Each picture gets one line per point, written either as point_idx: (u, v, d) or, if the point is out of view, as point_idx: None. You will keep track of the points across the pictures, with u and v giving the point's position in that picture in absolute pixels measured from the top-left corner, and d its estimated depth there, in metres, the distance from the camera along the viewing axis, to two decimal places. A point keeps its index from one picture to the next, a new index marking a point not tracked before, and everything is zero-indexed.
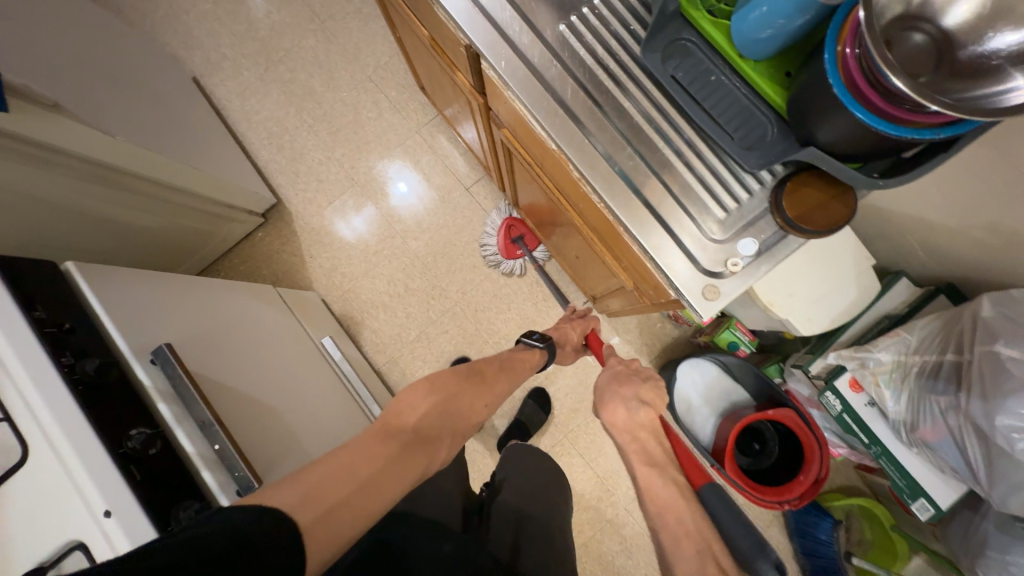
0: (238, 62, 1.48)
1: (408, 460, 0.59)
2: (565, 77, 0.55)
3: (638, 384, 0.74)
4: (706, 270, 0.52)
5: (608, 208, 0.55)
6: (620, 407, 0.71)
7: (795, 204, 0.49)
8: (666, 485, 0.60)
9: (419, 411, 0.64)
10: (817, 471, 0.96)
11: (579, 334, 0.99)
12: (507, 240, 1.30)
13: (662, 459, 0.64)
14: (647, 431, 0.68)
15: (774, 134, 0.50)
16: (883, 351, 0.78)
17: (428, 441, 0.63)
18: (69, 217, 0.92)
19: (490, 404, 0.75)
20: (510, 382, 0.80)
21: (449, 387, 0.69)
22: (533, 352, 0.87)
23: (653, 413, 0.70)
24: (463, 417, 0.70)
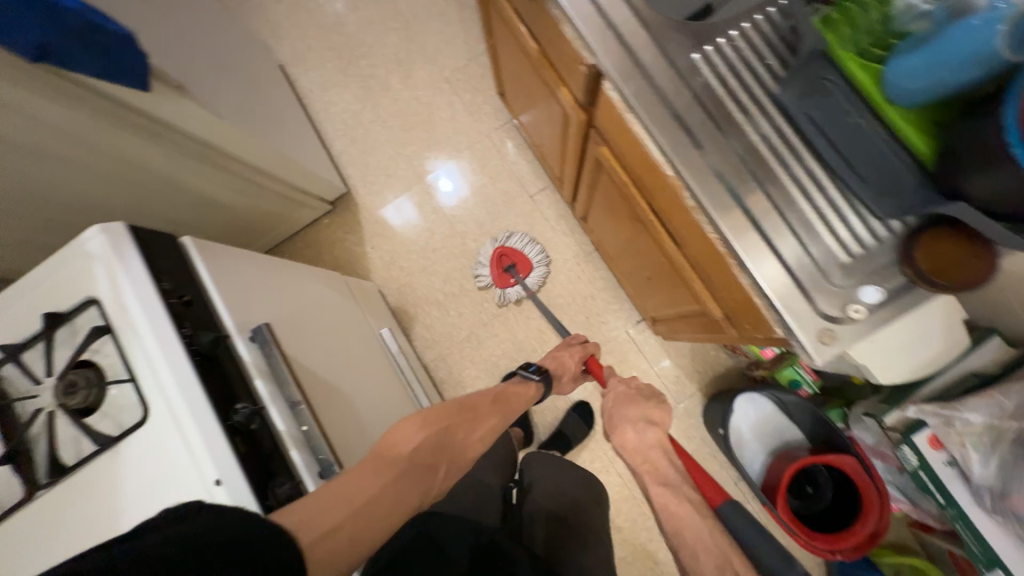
0: (322, 54, 1.54)
1: (406, 488, 0.58)
2: (693, 105, 0.55)
3: (646, 404, 0.80)
4: (824, 313, 0.50)
5: (722, 239, 0.55)
6: (630, 430, 0.76)
7: (928, 255, 0.47)
8: (683, 501, 0.63)
9: (411, 444, 0.62)
10: (875, 524, 0.92)
11: (577, 360, 0.96)
12: (500, 269, 1.32)
13: (674, 478, 0.68)
14: (658, 452, 0.72)
15: (912, 183, 0.48)
16: (972, 412, 0.74)
17: (423, 471, 0.61)
18: (167, 188, 0.97)
19: (486, 437, 0.73)
20: (505, 417, 0.78)
21: (440, 420, 0.68)
22: (524, 387, 0.85)
23: (661, 433, 0.75)
24: (458, 448, 0.68)
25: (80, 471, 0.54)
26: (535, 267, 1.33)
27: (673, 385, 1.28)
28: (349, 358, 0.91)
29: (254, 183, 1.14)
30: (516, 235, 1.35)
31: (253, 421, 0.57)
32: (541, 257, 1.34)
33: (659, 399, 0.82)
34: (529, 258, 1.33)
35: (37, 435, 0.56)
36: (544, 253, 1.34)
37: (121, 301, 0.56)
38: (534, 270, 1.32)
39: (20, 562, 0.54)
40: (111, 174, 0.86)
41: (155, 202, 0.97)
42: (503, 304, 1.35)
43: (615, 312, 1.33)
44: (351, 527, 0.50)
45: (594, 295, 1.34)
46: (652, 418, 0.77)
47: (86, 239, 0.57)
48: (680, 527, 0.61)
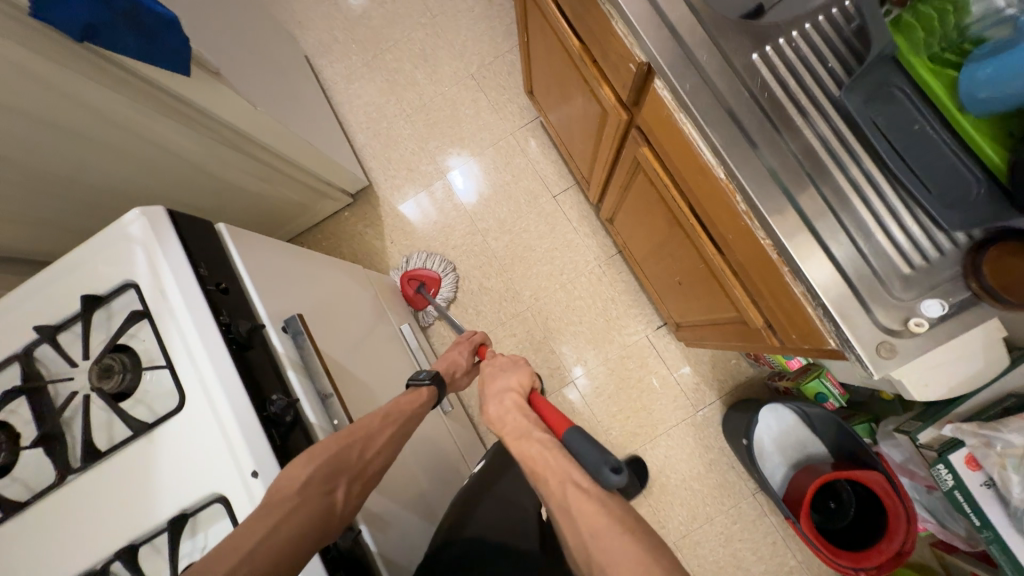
0: (348, 46, 1.53)
1: (299, 532, 0.49)
2: (750, 105, 0.54)
3: (507, 374, 0.73)
4: (884, 326, 0.49)
5: (777, 245, 0.53)
6: (492, 403, 0.70)
7: (997, 271, 0.46)
8: (534, 445, 0.58)
9: (296, 482, 0.51)
10: (903, 543, 0.91)
11: (467, 355, 0.90)
12: (411, 292, 1.33)
13: (525, 426, 0.63)
14: (514, 409, 0.66)
15: (980, 195, 0.46)
16: (1014, 434, 0.72)
17: (319, 510, 0.51)
18: (193, 173, 0.96)
19: (383, 454, 0.60)
20: (406, 436, 0.64)
21: (328, 444, 0.55)
22: (420, 394, 0.72)
23: (518, 395, 0.69)
24: (353, 471, 0.55)
25: (116, 457, 0.54)
26: (443, 279, 1.34)
27: (692, 393, 1.27)
28: (373, 355, 0.90)
29: (278, 170, 1.13)
30: (416, 256, 1.37)
31: (287, 412, 0.56)
32: (446, 266, 1.37)
33: (524, 362, 0.76)
34: (435, 272, 1.34)
35: (70, 417, 0.57)
36: (446, 261, 1.36)
37: (160, 285, 0.56)
38: (444, 281, 1.34)
39: (48, 545, 0.54)
40: (142, 157, 0.86)
41: (180, 187, 0.97)
42: (429, 322, 1.37)
43: (634, 316, 1.31)
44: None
45: (615, 299, 1.32)
46: (512, 385, 0.71)
47: (127, 222, 0.57)
48: (534, 467, 0.57)
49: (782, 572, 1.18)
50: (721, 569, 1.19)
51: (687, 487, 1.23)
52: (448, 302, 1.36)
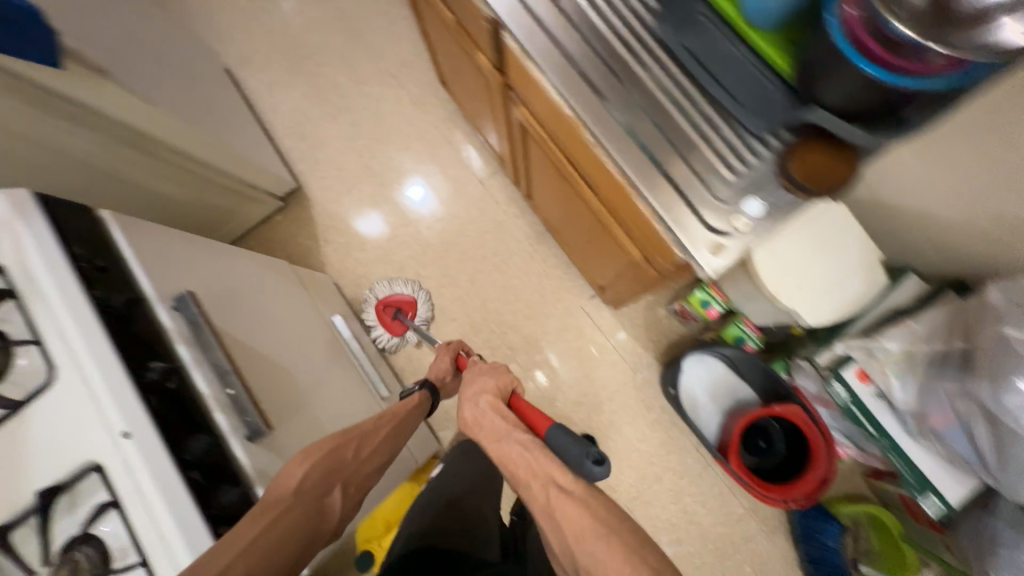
0: (269, 55, 1.56)
1: (298, 525, 0.55)
2: (585, 48, 0.60)
3: (484, 377, 0.70)
4: (714, 229, 0.54)
5: (624, 172, 0.58)
6: (466, 405, 0.66)
7: (802, 168, 0.51)
8: (513, 446, 0.57)
9: (295, 481, 0.57)
10: (825, 470, 0.96)
11: (449, 362, 0.90)
12: (389, 320, 1.31)
13: (505, 428, 0.60)
14: (490, 410, 0.63)
15: (782, 100, 0.50)
16: (890, 341, 0.77)
17: (313, 506, 0.57)
18: (95, 177, 0.96)
19: (376, 456, 0.68)
20: (398, 438, 0.72)
21: (326, 445, 0.62)
22: (412, 399, 0.79)
23: (494, 397, 0.65)
24: (348, 470, 0.63)
25: None
26: (417, 299, 1.34)
27: (630, 357, 1.30)
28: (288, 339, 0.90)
29: (184, 172, 1.11)
30: (380, 285, 1.34)
31: (169, 378, 0.57)
32: (416, 287, 1.35)
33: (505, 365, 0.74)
34: (407, 295, 1.33)
35: None
36: (411, 281, 1.35)
37: (25, 262, 0.56)
38: (421, 304, 1.33)
39: None
40: (34, 161, 0.86)
41: (85, 191, 0.97)
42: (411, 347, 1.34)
43: (568, 288, 1.35)
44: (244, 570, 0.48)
45: (548, 273, 1.36)
46: (488, 387, 0.68)
47: None
48: (515, 471, 0.56)
49: (730, 520, 1.20)
50: (674, 526, 1.21)
51: (634, 448, 1.26)
52: (427, 324, 1.34)
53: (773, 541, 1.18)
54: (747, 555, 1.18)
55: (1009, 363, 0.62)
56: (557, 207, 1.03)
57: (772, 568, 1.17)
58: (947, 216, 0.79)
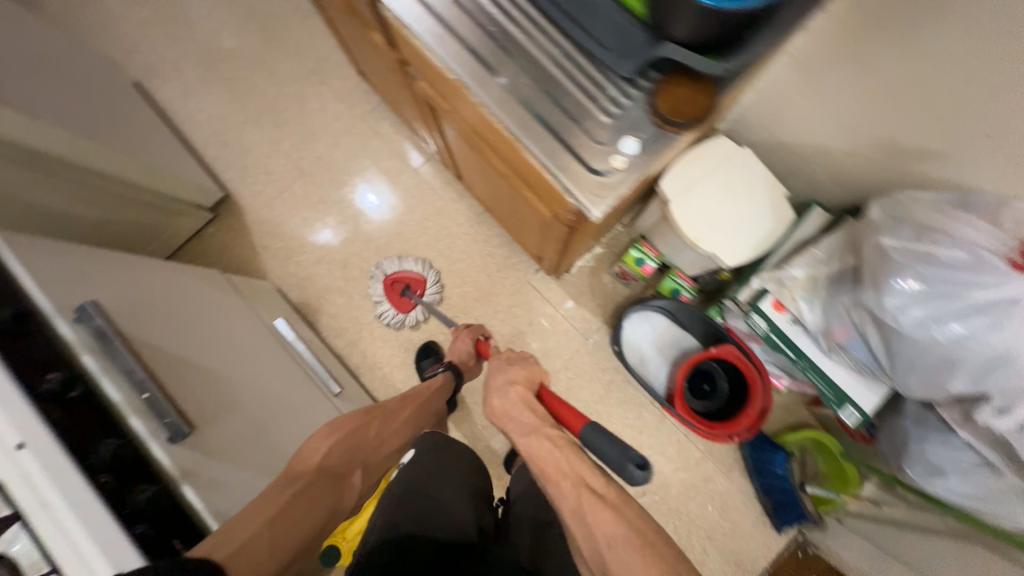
0: (179, 63, 1.50)
1: (317, 494, 0.68)
2: (457, 9, 0.60)
3: (512, 369, 0.78)
4: (593, 169, 0.56)
5: (506, 125, 0.58)
6: (496, 395, 0.74)
7: (667, 102, 0.54)
8: (544, 443, 0.63)
9: (318, 455, 0.72)
10: (762, 400, 1.01)
11: (469, 343, 1.06)
12: (398, 296, 1.30)
13: (534, 424, 0.67)
14: (521, 406, 0.70)
15: (642, 39, 0.54)
16: (796, 268, 0.82)
17: (332, 478, 0.72)
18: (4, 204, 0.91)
19: (393, 438, 0.84)
20: (413, 421, 0.89)
21: (349, 427, 0.78)
22: (434, 383, 0.96)
23: (523, 389, 0.73)
24: (367, 448, 0.80)
25: None
26: (426, 277, 1.33)
27: (580, 323, 1.32)
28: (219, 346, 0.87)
29: (94, 188, 1.05)
30: (389, 261, 1.34)
31: (69, 389, 0.59)
32: (425, 265, 1.34)
33: (530, 358, 0.82)
34: (416, 273, 1.32)
35: None
36: (421, 259, 1.34)
37: None
38: (430, 281, 1.33)
39: None
40: None
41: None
42: (417, 324, 1.33)
43: (513, 265, 1.36)
44: (273, 530, 0.61)
45: (492, 253, 1.37)
46: (517, 378, 0.75)
47: None
48: (545, 468, 0.62)
49: (690, 466, 1.25)
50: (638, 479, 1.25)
51: (594, 412, 1.29)
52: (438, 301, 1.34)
53: (731, 479, 1.24)
54: (709, 496, 1.24)
55: (890, 269, 0.65)
56: (483, 182, 1.04)
57: (731, 504, 1.23)
58: (839, 145, 0.84)
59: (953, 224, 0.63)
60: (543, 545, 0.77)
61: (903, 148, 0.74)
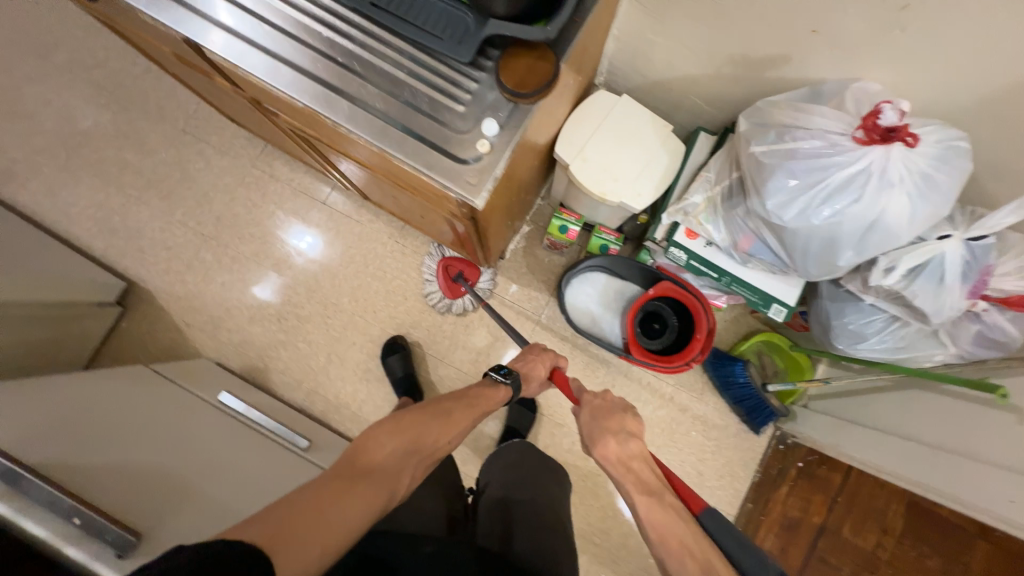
0: (33, 159, 1.36)
1: (376, 492, 0.57)
2: (281, 37, 0.58)
3: (624, 416, 0.79)
4: (461, 159, 0.56)
5: (365, 140, 0.58)
6: (612, 441, 0.74)
7: (510, 75, 0.54)
8: (668, 510, 0.62)
9: (384, 450, 0.63)
10: (707, 321, 1.08)
11: (546, 368, 0.96)
12: (449, 282, 1.28)
13: (655, 485, 0.67)
14: (639, 462, 0.71)
15: (472, 22, 0.54)
16: (694, 195, 0.87)
17: (391, 476, 0.61)
18: None
19: (452, 440, 0.73)
20: (473, 425, 0.78)
21: (415, 422, 0.68)
22: (498, 394, 0.86)
23: (642, 445, 0.74)
24: (426, 450, 0.68)
25: None
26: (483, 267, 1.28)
27: (528, 303, 1.33)
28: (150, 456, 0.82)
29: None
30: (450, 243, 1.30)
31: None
32: None
33: (632, 411, 0.81)
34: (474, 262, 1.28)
35: None
36: None
37: None
38: (484, 272, 1.28)
39: None
40: None
41: None
42: (463, 312, 1.32)
43: None
44: (307, 532, 0.48)
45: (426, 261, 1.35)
46: (632, 430, 0.76)
47: None
48: (667, 532, 0.60)
49: (667, 402, 1.32)
50: None
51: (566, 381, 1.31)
52: (490, 289, 1.31)
53: (706, 401, 1.31)
54: (691, 424, 1.31)
55: (764, 172, 0.70)
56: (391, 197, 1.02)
57: (712, 423, 1.31)
58: (700, 70, 0.88)
59: (808, 118, 0.68)
60: (530, 517, 0.87)
61: (754, 60, 0.79)
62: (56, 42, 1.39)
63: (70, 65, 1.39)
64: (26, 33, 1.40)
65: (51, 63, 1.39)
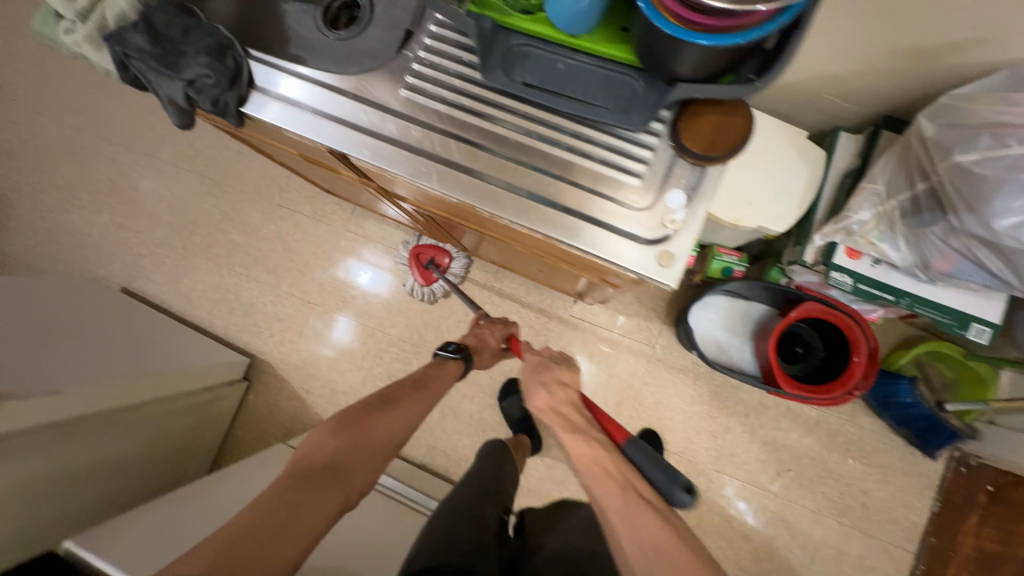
0: (156, 252, 1.48)
1: (320, 496, 0.57)
2: (429, 134, 0.55)
3: (559, 368, 0.76)
4: (650, 240, 0.51)
5: (533, 230, 0.54)
6: (543, 393, 0.72)
7: (696, 138, 0.48)
8: (591, 443, 0.66)
9: (327, 451, 0.62)
10: (868, 342, 0.94)
11: (500, 336, 0.90)
12: (420, 268, 1.30)
13: (582, 424, 0.69)
14: (571, 407, 0.70)
15: (642, 86, 0.49)
16: (860, 212, 0.75)
17: (340, 475, 0.60)
18: (60, 481, 0.91)
19: (410, 423, 0.70)
20: (431, 400, 0.74)
21: (357, 417, 0.66)
22: (446, 366, 0.80)
23: (572, 392, 0.73)
24: (377, 440, 0.65)
25: None
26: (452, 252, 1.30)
27: (640, 334, 1.25)
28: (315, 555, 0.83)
29: (102, 427, 0.97)
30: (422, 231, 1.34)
31: None
32: None
33: (569, 361, 0.78)
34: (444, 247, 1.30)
35: None
36: None
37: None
38: (454, 255, 1.29)
39: None
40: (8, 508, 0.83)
41: (67, 499, 0.93)
42: (436, 298, 1.34)
43: (549, 307, 1.28)
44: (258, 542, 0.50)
45: (525, 303, 1.29)
46: (566, 380, 0.74)
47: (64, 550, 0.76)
48: (592, 466, 0.64)
49: (813, 428, 1.18)
50: (766, 462, 1.18)
51: (692, 415, 1.21)
52: (461, 276, 1.30)
53: (859, 424, 1.17)
54: (846, 450, 1.16)
55: (982, 187, 0.60)
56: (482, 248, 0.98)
57: (870, 448, 1.16)
58: (844, 69, 0.76)
59: None
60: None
61: (927, 49, 0.67)
62: (161, 140, 1.51)
63: (176, 160, 1.50)
64: (133, 136, 1.51)
65: (160, 160, 1.50)
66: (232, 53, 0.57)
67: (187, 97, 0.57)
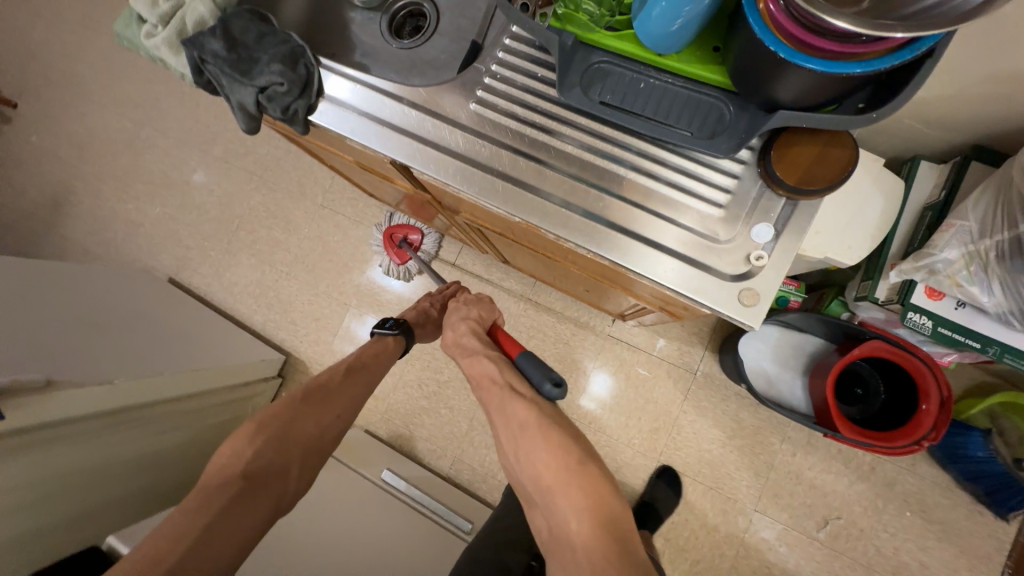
0: (203, 245, 1.52)
1: (245, 508, 0.54)
2: (497, 151, 0.53)
3: (468, 307, 0.73)
4: (733, 275, 0.48)
5: (599, 256, 0.51)
6: (448, 329, 0.70)
7: (791, 170, 0.45)
8: (484, 362, 0.63)
9: (245, 459, 0.56)
10: (939, 391, 0.86)
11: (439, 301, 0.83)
12: (393, 247, 1.31)
13: (476, 347, 0.66)
14: (472, 337, 0.67)
15: (731, 111, 0.46)
16: (947, 250, 0.69)
17: (264, 482, 0.56)
18: (103, 476, 0.93)
19: (343, 419, 0.66)
20: (367, 388, 0.70)
21: (280, 414, 0.61)
22: (384, 345, 0.75)
23: (474, 321, 0.69)
24: (305, 441, 0.61)
25: None
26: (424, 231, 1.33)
27: (680, 359, 1.19)
28: None
29: (139, 421, 0.99)
30: (396, 213, 1.35)
31: None
32: None
33: (488, 302, 0.75)
34: (415, 226, 1.33)
35: None
36: None
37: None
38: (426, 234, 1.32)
39: None
40: (45, 503, 0.84)
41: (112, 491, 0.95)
42: (411, 277, 1.36)
43: (586, 324, 1.24)
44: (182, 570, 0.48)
45: (561, 318, 1.25)
46: (472, 314, 0.71)
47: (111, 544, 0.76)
48: (481, 380, 0.62)
49: (867, 475, 1.10)
50: (812, 507, 1.10)
51: (733, 450, 1.14)
52: (433, 255, 1.33)
53: (919, 475, 1.08)
54: (904, 502, 1.08)
55: None
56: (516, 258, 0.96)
57: (932, 502, 1.07)
58: (935, 94, 0.70)
59: None
60: None
61: None
62: (214, 136, 1.56)
63: (227, 156, 1.54)
64: (188, 132, 1.57)
65: (213, 155, 1.55)
66: (304, 61, 0.56)
67: (257, 103, 0.56)
